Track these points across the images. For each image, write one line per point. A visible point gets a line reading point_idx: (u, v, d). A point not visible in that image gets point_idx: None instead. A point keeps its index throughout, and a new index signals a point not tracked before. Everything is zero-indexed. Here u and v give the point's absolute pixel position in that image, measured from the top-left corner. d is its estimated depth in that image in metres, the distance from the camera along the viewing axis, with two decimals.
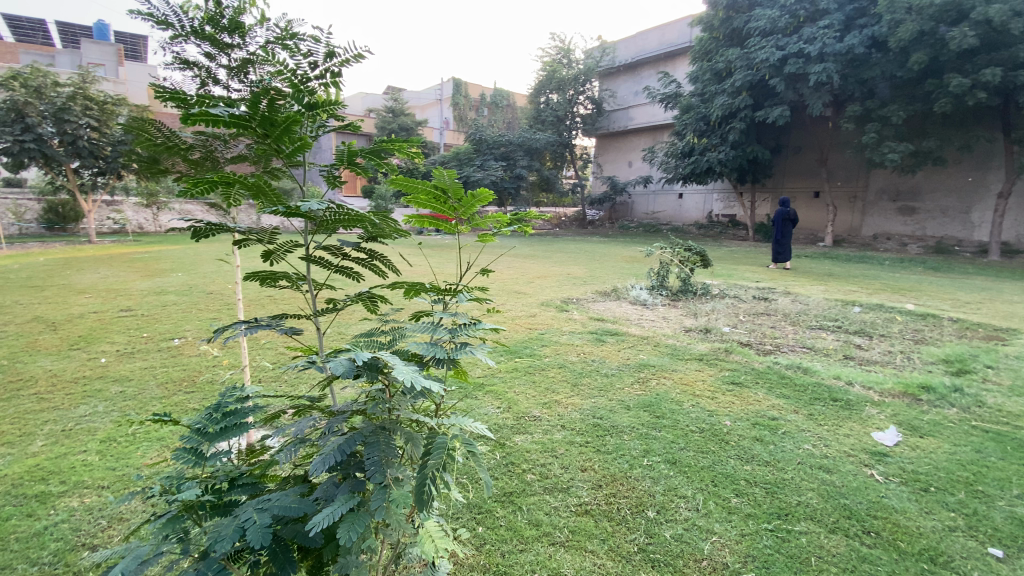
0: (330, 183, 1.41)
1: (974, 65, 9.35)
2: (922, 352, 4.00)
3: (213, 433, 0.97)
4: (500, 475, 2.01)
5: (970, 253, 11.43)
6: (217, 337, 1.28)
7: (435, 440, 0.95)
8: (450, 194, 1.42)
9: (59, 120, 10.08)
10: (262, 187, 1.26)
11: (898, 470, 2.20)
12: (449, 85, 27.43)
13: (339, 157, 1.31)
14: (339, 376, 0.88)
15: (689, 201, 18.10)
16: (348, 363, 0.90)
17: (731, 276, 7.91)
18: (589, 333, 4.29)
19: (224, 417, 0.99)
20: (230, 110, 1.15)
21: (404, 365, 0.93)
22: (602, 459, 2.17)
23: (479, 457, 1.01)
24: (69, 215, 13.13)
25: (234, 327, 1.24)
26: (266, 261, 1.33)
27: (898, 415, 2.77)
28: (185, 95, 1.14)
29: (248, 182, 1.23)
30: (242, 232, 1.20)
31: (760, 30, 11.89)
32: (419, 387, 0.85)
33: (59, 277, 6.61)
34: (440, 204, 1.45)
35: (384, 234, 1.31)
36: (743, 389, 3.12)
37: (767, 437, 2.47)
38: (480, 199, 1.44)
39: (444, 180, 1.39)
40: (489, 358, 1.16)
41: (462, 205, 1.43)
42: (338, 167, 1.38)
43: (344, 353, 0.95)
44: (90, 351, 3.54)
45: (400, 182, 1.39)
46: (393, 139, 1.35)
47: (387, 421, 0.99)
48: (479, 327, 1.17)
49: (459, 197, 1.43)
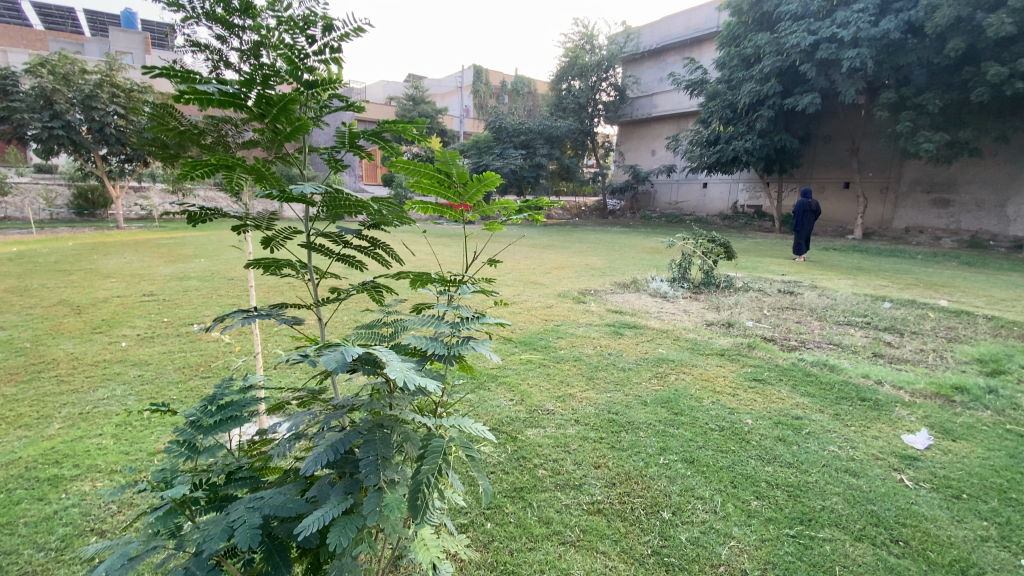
0: (332, 166, 1.36)
1: (1013, 52, 8.89)
2: (955, 350, 3.83)
3: (208, 425, 0.94)
4: (511, 469, 1.97)
5: (1006, 248, 10.95)
6: (217, 327, 1.26)
7: (430, 442, 0.91)
8: (454, 177, 1.36)
9: (87, 108, 10.28)
10: (262, 172, 1.21)
11: (928, 475, 2.08)
12: (469, 72, 27.24)
13: (340, 138, 1.26)
14: (330, 372, 0.84)
15: (714, 191, 17.71)
16: (342, 357, 0.86)
17: (755, 269, 7.71)
18: (607, 325, 4.21)
19: (219, 409, 0.97)
20: (221, 87, 1.10)
21: (400, 360, 0.89)
22: (616, 456, 2.11)
23: (479, 458, 0.96)
24: (97, 201, 13.40)
25: (234, 317, 1.21)
26: (266, 248, 1.29)
27: (929, 417, 2.64)
28: (174, 71, 1.09)
29: (248, 167, 1.19)
30: (239, 218, 1.16)
31: (791, 14, 11.47)
32: (414, 387, 0.80)
33: (86, 261, 6.77)
34: (445, 189, 1.39)
35: (387, 221, 1.26)
36: (765, 386, 3.01)
37: (790, 437, 2.37)
38: (486, 183, 1.39)
39: (450, 163, 1.33)
40: (493, 354, 1.10)
41: (468, 188, 1.38)
42: (340, 150, 1.31)
43: (337, 348, 0.90)
44: (111, 335, 3.60)
45: (404, 165, 1.33)
46: (397, 121, 1.28)
47: (386, 419, 0.95)
48: (483, 322, 1.11)
49: (464, 181, 1.38)
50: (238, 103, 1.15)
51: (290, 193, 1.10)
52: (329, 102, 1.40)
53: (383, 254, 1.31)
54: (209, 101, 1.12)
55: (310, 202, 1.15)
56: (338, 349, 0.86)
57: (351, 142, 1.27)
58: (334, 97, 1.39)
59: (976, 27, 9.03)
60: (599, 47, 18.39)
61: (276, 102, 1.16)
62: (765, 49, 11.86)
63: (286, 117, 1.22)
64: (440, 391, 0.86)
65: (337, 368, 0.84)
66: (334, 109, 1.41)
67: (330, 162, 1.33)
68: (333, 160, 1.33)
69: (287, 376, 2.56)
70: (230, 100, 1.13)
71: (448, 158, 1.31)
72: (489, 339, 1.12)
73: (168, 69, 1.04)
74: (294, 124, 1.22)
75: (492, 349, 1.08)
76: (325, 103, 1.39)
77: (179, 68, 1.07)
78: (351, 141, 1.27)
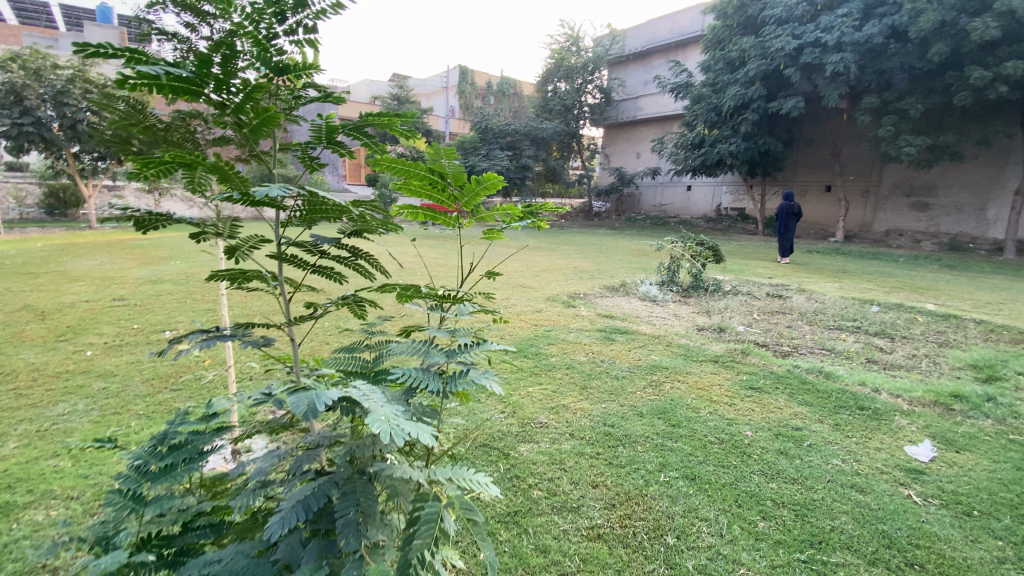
0: (308, 166, 1.22)
1: (995, 57, 9.00)
2: (948, 355, 3.80)
3: (155, 473, 0.90)
4: (505, 491, 1.84)
5: (985, 251, 11.15)
6: (172, 350, 1.15)
7: (424, 509, 0.85)
8: (449, 180, 1.25)
9: (59, 104, 9.90)
10: (226, 171, 1.06)
11: (936, 490, 2.01)
12: (455, 73, 27.04)
13: (315, 132, 1.12)
14: (301, 418, 0.75)
15: (698, 193, 17.80)
16: (314, 400, 0.78)
17: (742, 272, 7.69)
18: (598, 331, 4.11)
19: (169, 453, 0.94)
20: (171, 70, 0.94)
21: (386, 403, 0.80)
22: (615, 474, 2.00)
23: (480, 521, 0.90)
24: (70, 200, 12.91)
25: (192, 339, 1.09)
26: (231, 260, 1.17)
27: (930, 427, 2.58)
28: (114, 52, 0.93)
29: (209, 164, 1.03)
30: (197, 225, 1.02)
31: (776, 18, 11.57)
32: (401, 445, 0.70)
33: (53, 263, 6.46)
34: (438, 191, 1.28)
35: (371, 228, 1.13)
36: (762, 395, 2.93)
37: (792, 450, 2.28)
38: (487, 185, 1.27)
39: (444, 162, 1.19)
40: (496, 387, 1.03)
41: (465, 192, 1.26)
42: (317, 145, 1.17)
43: (308, 388, 0.82)
44: (76, 343, 3.38)
45: (391, 162, 1.20)
46: (381, 114, 1.15)
47: (366, 467, 0.88)
48: (480, 350, 1.04)
49: (461, 184, 1.26)
50: (195, 88, 1.01)
51: (258, 197, 0.98)
52: (301, 89, 1.26)
53: (366, 265, 1.18)
54: (160, 86, 0.98)
55: (279, 207, 1.01)
56: (311, 393, 0.77)
57: (329, 138, 1.14)
58: (309, 86, 1.25)
59: (959, 32, 9.15)
60: (585, 48, 18.42)
61: (240, 87, 1.03)
62: (751, 52, 11.92)
63: (252, 107, 1.08)
64: (432, 443, 0.78)
65: (308, 415, 0.75)
66: (307, 99, 1.27)
67: (305, 159, 1.19)
68: (308, 157, 1.19)
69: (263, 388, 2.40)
70: (185, 85, 1.00)
71: (441, 152, 1.18)
72: (490, 370, 1.05)
73: (104, 46, 0.89)
74: (260, 115, 1.07)
75: (495, 382, 1.01)
76: (298, 93, 1.25)
77: (119, 46, 0.92)
78: (328, 136, 1.14)
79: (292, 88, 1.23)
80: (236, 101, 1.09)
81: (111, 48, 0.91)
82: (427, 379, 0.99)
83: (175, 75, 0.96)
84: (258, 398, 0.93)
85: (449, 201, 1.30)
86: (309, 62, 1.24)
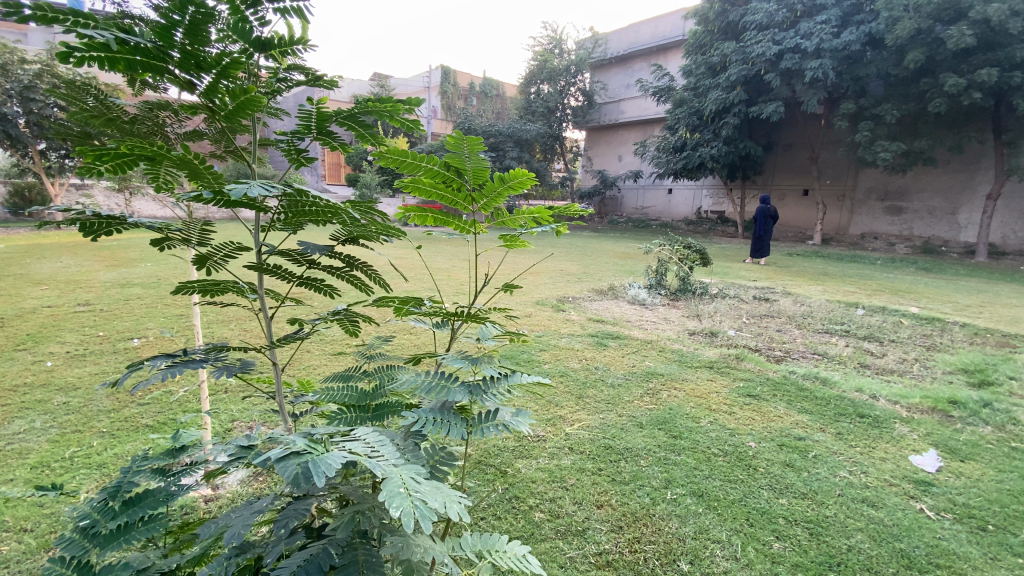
0: (294, 160, 1.09)
1: (969, 65, 9.22)
2: (938, 360, 3.80)
3: (106, 535, 0.82)
4: (505, 514, 1.71)
5: (957, 254, 11.42)
6: (128, 377, 1.00)
7: None
8: (467, 177, 1.14)
9: (25, 100, 9.44)
10: (195, 164, 0.91)
11: (948, 503, 1.96)
12: (437, 74, 26.82)
13: (304, 119, 0.98)
14: (291, 487, 0.66)
15: (679, 196, 17.92)
16: (306, 467, 0.68)
17: (727, 275, 7.70)
18: (590, 336, 4.01)
19: (125, 508, 0.85)
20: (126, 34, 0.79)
21: (399, 464, 0.74)
22: (620, 492, 1.89)
23: None
24: (35, 199, 11.84)
25: (151, 364, 0.95)
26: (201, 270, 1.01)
27: (932, 435, 2.53)
28: (57, 16, 0.78)
29: (176, 156, 0.88)
30: (154, 231, 0.86)
31: (756, 24, 11.72)
32: (427, 529, 0.64)
33: (15, 266, 6.12)
34: (453, 190, 1.18)
35: (369, 235, 1.01)
36: (761, 403, 2.85)
37: (798, 462, 2.20)
38: (512, 184, 1.17)
39: (465, 155, 1.08)
40: (522, 431, 1.02)
41: (486, 192, 1.17)
42: (307, 135, 1.02)
43: (296, 449, 0.71)
44: (36, 353, 3.14)
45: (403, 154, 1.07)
46: (383, 100, 1.03)
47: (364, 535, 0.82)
48: (507, 389, 1.00)
49: (480, 182, 1.16)
50: (158, 62, 0.87)
51: (239, 200, 0.85)
52: (286, 70, 1.12)
53: (362, 277, 1.04)
54: (115, 59, 0.83)
55: (258, 208, 0.87)
56: (308, 457, 0.69)
57: (320, 127, 1.01)
58: (294, 66, 1.10)
59: (934, 40, 9.34)
60: (568, 51, 18.52)
61: (213, 62, 0.89)
62: (732, 57, 12.04)
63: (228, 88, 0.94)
64: (456, 515, 0.72)
65: (301, 480, 0.67)
66: (292, 83, 1.13)
67: (290, 151, 1.04)
68: (296, 149, 1.04)
69: (239, 403, 2.22)
70: (144, 59, 0.86)
71: (462, 145, 1.07)
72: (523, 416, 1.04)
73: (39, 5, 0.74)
74: (238, 97, 0.93)
75: (524, 429, 1.01)
76: (282, 76, 1.11)
77: (61, 8, 0.77)
78: (319, 125, 1.01)
79: (277, 68, 1.09)
80: (207, 80, 0.94)
81: (50, 10, 0.76)
82: (449, 425, 0.95)
83: (133, 43, 0.82)
84: (236, 448, 0.83)
85: (465, 202, 1.21)
86: (295, 37, 1.10)
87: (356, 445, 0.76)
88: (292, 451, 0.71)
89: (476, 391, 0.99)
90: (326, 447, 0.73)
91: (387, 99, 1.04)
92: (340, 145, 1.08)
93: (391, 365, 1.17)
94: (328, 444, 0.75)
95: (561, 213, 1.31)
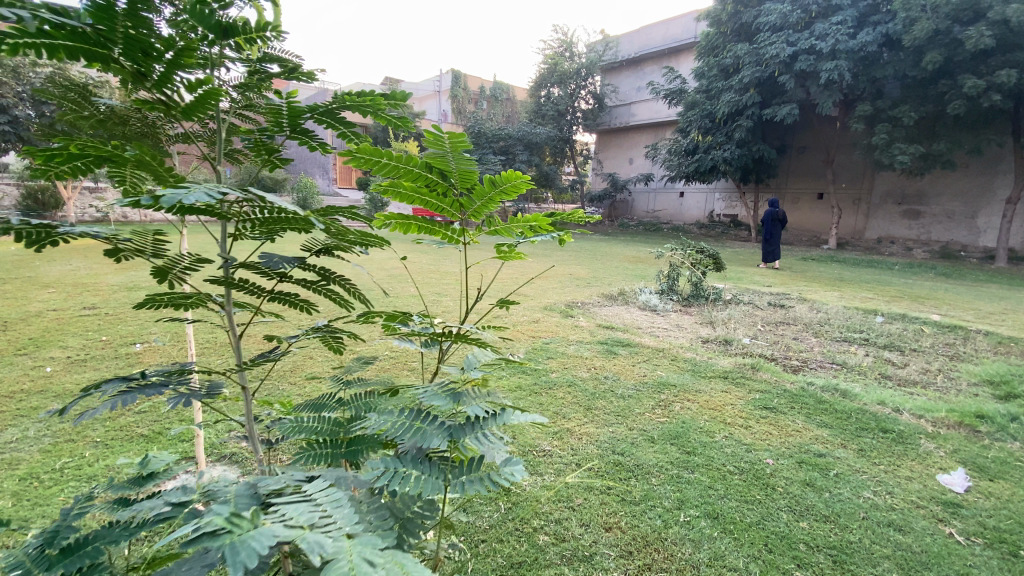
0: (267, 159, 1.07)
1: (988, 65, 8.99)
2: (962, 370, 3.63)
3: None
4: (508, 538, 1.62)
5: (977, 259, 11.12)
6: (75, 407, 0.93)
7: None
8: (454, 180, 1.08)
9: (37, 103, 9.54)
10: (155, 165, 0.85)
11: (979, 527, 1.83)
12: (448, 77, 26.91)
13: (275, 115, 0.93)
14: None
15: (690, 200, 17.73)
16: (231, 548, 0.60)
17: (741, 280, 7.54)
18: (599, 343, 3.91)
19: (62, 558, 0.79)
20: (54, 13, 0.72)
21: (348, 538, 0.66)
22: (629, 513, 1.78)
23: None
24: (49, 202, 11.97)
25: (102, 390, 0.88)
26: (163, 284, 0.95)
27: (959, 452, 2.39)
28: None
29: (130, 155, 0.83)
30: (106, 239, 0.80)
31: (770, 25, 11.55)
32: None
33: (25, 268, 6.15)
34: (437, 196, 1.11)
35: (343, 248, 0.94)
36: (779, 416, 2.73)
37: (819, 481, 2.08)
38: (503, 187, 1.09)
39: (448, 153, 1.01)
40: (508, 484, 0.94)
41: (475, 197, 1.10)
42: (283, 132, 0.97)
43: (226, 524, 0.62)
44: (37, 358, 3.11)
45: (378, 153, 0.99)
46: (364, 96, 0.98)
47: None
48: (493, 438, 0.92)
49: (469, 187, 1.09)
50: (101, 49, 0.82)
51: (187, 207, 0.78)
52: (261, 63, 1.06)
53: (339, 292, 0.98)
54: (52, 46, 0.78)
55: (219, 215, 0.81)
56: (229, 538, 0.60)
57: (293, 125, 0.96)
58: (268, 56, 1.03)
59: (952, 41, 9.13)
60: (578, 54, 18.46)
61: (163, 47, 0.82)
62: (745, 59, 11.88)
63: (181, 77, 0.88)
64: None
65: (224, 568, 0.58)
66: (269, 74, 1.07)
67: (260, 147, 1.03)
68: (267, 146, 1.03)
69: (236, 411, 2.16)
70: (84, 45, 0.80)
71: (444, 141, 1.00)
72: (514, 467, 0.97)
73: None
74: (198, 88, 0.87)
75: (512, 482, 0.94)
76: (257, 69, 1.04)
77: None
78: (291, 122, 0.95)
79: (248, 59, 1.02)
80: (160, 68, 0.87)
81: None
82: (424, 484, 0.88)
83: (67, 27, 0.76)
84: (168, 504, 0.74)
85: (454, 209, 1.13)
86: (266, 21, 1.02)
87: (298, 513, 0.67)
88: (219, 525, 0.62)
89: (455, 433, 0.92)
90: (255, 520, 0.64)
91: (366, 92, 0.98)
92: (314, 145, 1.02)
93: (366, 394, 1.15)
94: (262, 517, 0.66)
95: (564, 222, 1.23)
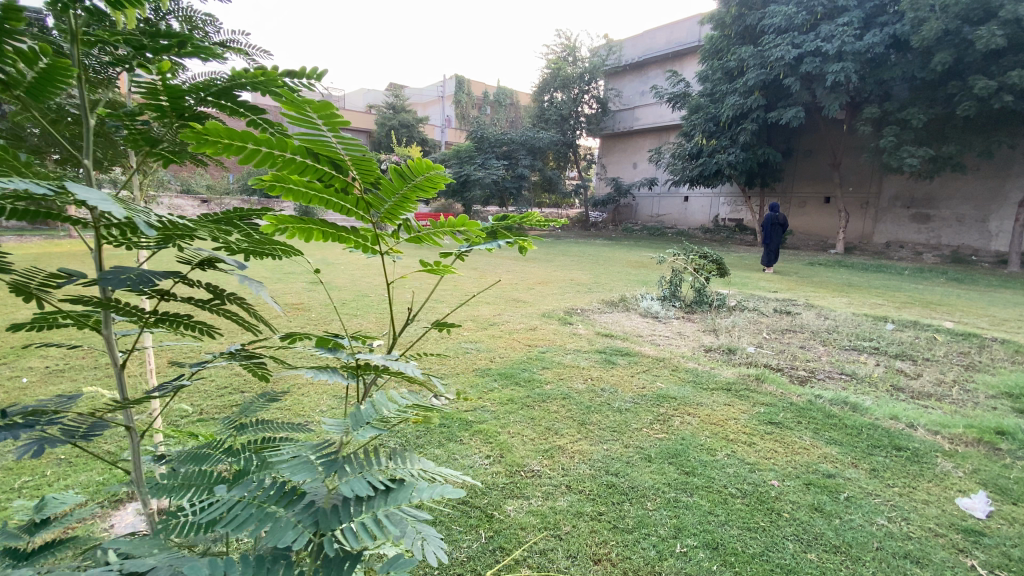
0: (151, 151, 1.03)
1: (999, 66, 8.81)
2: (978, 381, 3.47)
3: None
4: (487, 572, 1.48)
5: (988, 264, 10.88)
6: None
7: None
8: (353, 173, 0.96)
9: None
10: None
11: (1002, 558, 1.68)
12: (451, 82, 27.07)
13: (151, 98, 0.90)
14: None
15: (695, 204, 17.57)
16: None
17: (746, 286, 7.38)
18: (597, 353, 3.76)
19: None
20: None
21: None
22: (622, 544, 1.64)
23: None
24: None
25: None
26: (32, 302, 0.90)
27: (979, 472, 2.23)
28: None
29: None
30: None
31: (774, 28, 11.41)
32: None
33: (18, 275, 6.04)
34: (341, 195, 1.00)
35: (244, 245, 0.97)
36: (784, 431, 2.58)
37: (828, 506, 1.93)
38: (415, 181, 0.97)
39: (326, 135, 0.88)
40: None
41: (384, 194, 1.00)
42: (166, 116, 0.94)
43: None
44: (14, 368, 3.00)
45: (232, 139, 0.83)
46: (243, 72, 0.91)
47: None
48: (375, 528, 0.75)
49: (374, 180, 0.98)
50: None
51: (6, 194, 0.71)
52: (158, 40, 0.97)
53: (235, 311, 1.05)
54: None
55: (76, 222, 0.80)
56: None
57: (177, 110, 0.93)
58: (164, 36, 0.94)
59: (962, 42, 8.97)
60: (582, 59, 18.38)
61: None
62: (749, 62, 11.70)
63: (16, 50, 0.79)
64: None
65: None
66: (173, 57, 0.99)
67: (134, 137, 0.99)
68: (145, 137, 0.99)
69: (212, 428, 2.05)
70: None
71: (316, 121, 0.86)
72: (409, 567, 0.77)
73: None
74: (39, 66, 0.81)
75: None
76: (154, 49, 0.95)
77: None
78: (174, 106, 0.92)
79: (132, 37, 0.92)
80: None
81: None
82: None
83: None
84: None
85: (362, 208, 1.03)
86: None
87: None
88: None
89: (321, 522, 0.75)
90: None
91: (256, 69, 0.92)
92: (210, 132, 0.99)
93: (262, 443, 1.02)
94: None
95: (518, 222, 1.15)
